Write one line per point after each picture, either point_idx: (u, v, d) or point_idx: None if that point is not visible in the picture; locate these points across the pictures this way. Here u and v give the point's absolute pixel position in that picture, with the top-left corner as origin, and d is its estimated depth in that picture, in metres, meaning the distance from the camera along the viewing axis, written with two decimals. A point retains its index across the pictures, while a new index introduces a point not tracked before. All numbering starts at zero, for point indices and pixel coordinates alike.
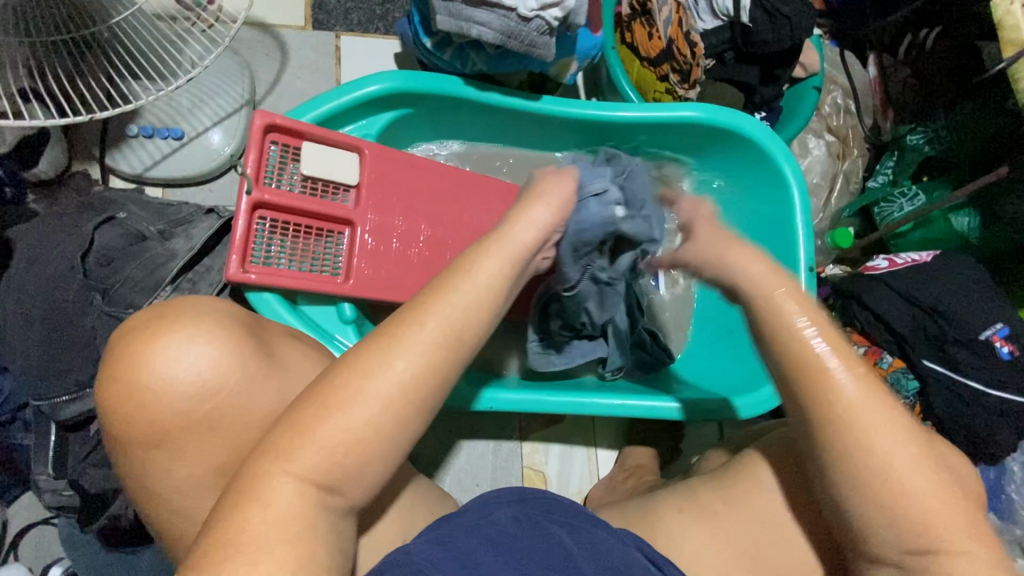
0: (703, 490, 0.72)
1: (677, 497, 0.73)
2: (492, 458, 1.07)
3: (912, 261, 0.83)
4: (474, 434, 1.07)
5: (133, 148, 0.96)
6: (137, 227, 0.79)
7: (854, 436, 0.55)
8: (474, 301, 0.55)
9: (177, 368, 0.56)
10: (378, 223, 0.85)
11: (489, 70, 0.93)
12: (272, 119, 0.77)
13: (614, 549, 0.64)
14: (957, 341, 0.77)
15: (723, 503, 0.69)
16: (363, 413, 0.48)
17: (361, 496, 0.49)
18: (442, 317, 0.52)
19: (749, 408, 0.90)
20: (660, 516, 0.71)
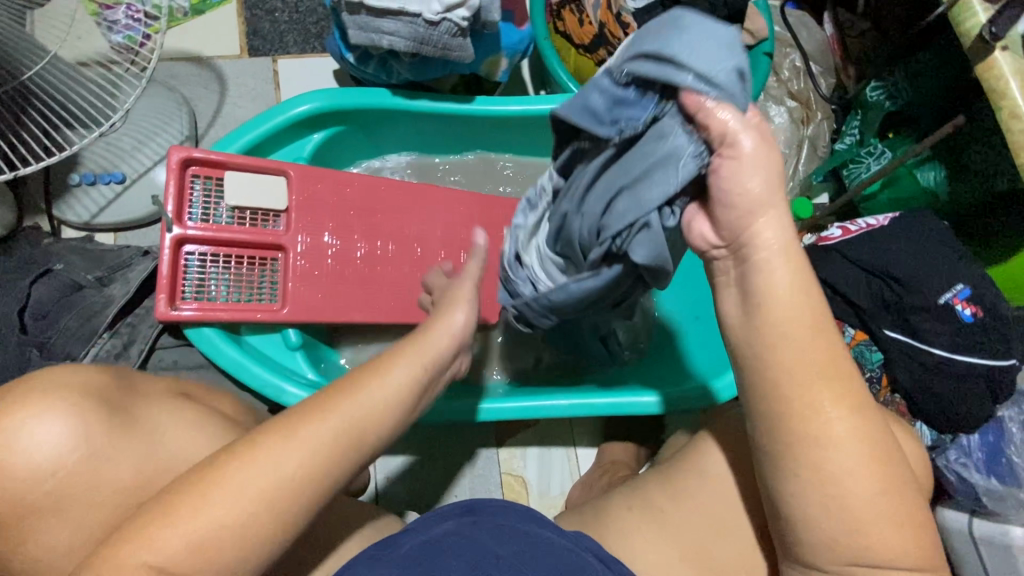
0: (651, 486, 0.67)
1: (626, 494, 0.69)
2: (469, 466, 1.04)
3: (870, 225, 0.79)
4: (448, 446, 1.04)
5: (78, 197, 0.98)
6: (73, 277, 0.80)
7: (806, 430, 0.48)
8: (372, 398, 0.53)
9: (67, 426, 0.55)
10: (310, 244, 0.84)
11: (416, 78, 0.91)
12: (189, 153, 0.78)
13: (563, 552, 0.59)
14: (917, 308, 0.73)
15: (669, 500, 0.65)
16: (263, 459, 0.47)
17: (260, 541, 0.47)
18: (345, 412, 0.52)
19: (725, 391, 0.86)
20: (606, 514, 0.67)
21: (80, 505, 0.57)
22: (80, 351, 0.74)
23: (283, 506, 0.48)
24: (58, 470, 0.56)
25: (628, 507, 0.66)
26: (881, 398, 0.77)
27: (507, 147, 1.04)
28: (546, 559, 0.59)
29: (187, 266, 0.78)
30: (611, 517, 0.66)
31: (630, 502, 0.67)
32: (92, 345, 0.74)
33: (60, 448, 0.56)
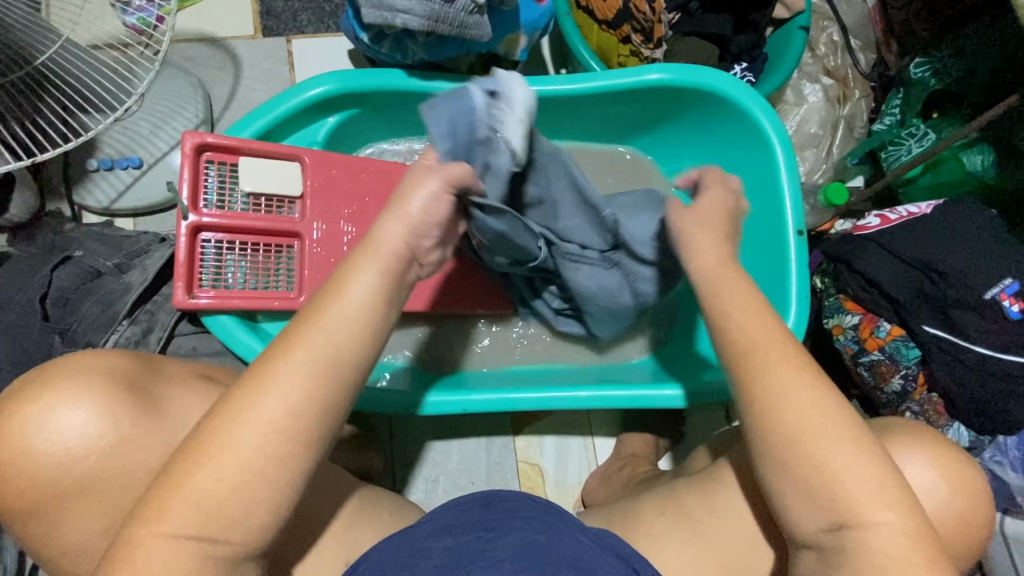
0: (684, 492, 0.68)
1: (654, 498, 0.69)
2: (485, 455, 1.04)
3: (909, 214, 0.75)
4: (465, 434, 1.04)
5: (96, 182, 0.98)
6: (92, 264, 0.80)
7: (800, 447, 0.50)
8: (361, 320, 0.51)
9: (63, 431, 0.56)
10: (326, 232, 0.83)
11: (431, 58, 0.88)
12: (202, 139, 0.77)
13: (583, 553, 0.58)
14: (959, 304, 0.69)
15: (706, 511, 0.66)
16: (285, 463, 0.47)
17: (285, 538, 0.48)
18: (313, 348, 0.49)
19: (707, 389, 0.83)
20: (638, 518, 0.67)
21: (90, 497, 0.56)
22: (100, 339, 0.74)
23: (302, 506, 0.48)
24: (84, 460, 0.56)
25: (659, 513, 0.67)
26: (916, 398, 0.73)
27: None
28: (564, 555, 0.57)
29: (204, 253, 0.78)
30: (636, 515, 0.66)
31: (663, 506, 0.68)
32: (112, 332, 0.74)
33: (83, 440, 0.56)
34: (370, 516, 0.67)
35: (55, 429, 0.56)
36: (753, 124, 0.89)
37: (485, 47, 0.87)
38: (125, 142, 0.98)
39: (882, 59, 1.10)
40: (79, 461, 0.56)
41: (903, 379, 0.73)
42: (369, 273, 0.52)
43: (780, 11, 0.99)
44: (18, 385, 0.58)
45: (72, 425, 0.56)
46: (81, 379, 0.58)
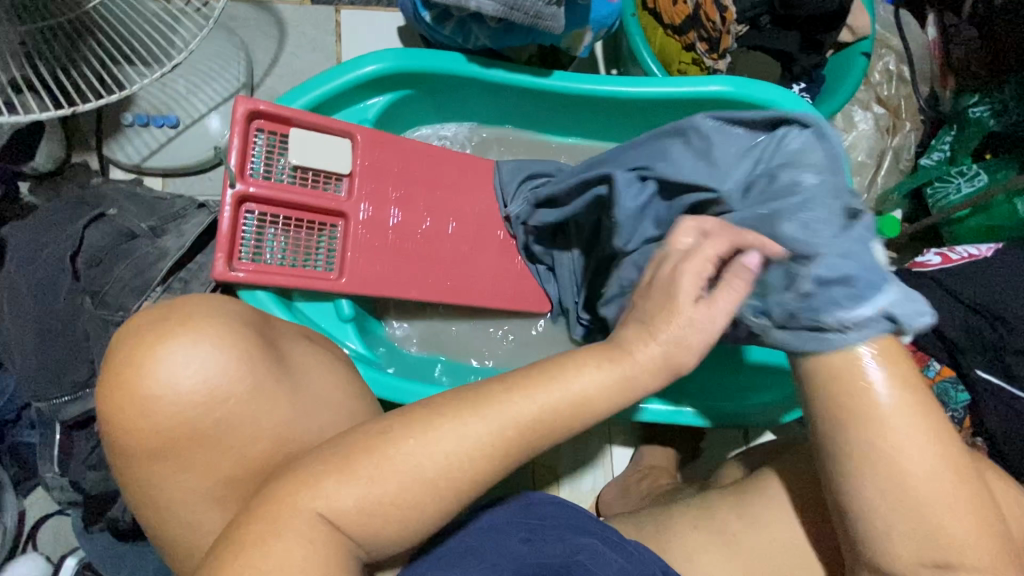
0: (715, 501, 0.67)
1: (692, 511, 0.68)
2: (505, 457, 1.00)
3: (969, 256, 0.74)
4: None
5: (130, 137, 0.94)
6: (126, 224, 0.77)
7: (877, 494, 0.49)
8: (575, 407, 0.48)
9: (175, 378, 0.50)
10: (371, 214, 0.80)
11: (493, 46, 0.85)
12: (255, 106, 0.74)
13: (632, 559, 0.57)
14: (1017, 351, 0.69)
15: (742, 526, 0.64)
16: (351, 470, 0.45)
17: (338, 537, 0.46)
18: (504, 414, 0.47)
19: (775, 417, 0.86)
20: (672, 530, 0.66)
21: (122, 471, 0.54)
22: (133, 304, 0.71)
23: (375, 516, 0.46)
24: (211, 411, 0.52)
25: (693, 526, 0.66)
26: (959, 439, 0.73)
27: (570, 129, 0.98)
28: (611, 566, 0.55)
29: (246, 225, 0.75)
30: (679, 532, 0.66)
31: (695, 519, 0.66)
32: (145, 298, 0.71)
33: (200, 389, 0.51)
34: None
35: (173, 372, 0.50)
36: None
37: (551, 40, 0.84)
38: (162, 99, 0.94)
39: (936, 93, 1.08)
40: (201, 411, 0.51)
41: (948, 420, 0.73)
42: (615, 369, 0.49)
43: (845, 34, 0.97)
44: (154, 319, 0.53)
45: (194, 369, 0.51)
46: (220, 330, 0.53)
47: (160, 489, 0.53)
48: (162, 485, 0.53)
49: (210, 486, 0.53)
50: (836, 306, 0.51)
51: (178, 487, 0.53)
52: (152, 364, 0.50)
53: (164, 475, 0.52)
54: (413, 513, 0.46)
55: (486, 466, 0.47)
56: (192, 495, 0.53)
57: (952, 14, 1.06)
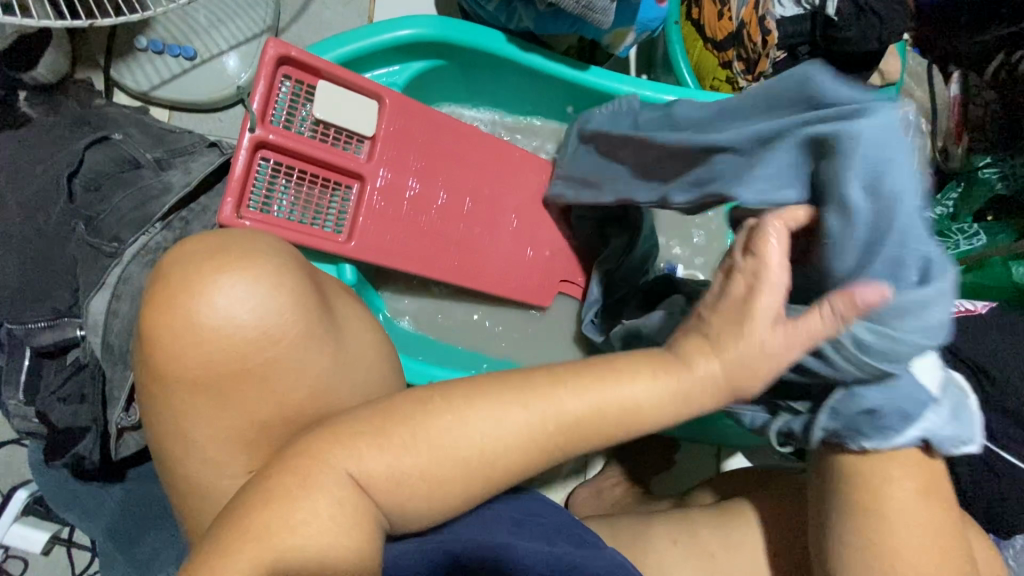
0: (704, 527, 0.69)
1: (672, 524, 0.70)
2: None
3: (964, 310, 0.78)
4: None
5: (141, 62, 0.90)
6: (131, 153, 0.73)
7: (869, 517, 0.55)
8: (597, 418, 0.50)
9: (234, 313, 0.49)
10: (389, 181, 0.78)
11: (536, 30, 0.83)
12: (286, 51, 0.70)
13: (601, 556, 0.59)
14: (996, 408, 0.71)
15: (721, 546, 0.67)
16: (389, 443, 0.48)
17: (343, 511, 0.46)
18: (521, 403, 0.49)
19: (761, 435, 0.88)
20: (651, 540, 0.69)
21: None
22: (128, 238, 0.67)
23: (385, 485, 0.48)
24: (263, 348, 0.50)
25: (676, 543, 0.68)
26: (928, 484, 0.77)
27: None
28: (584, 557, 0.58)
29: (259, 172, 0.72)
30: (657, 542, 0.68)
31: (677, 537, 0.69)
32: (142, 234, 0.67)
33: (252, 324, 0.50)
34: None
35: (230, 305, 0.49)
36: None
37: (594, 34, 0.82)
38: (180, 28, 0.90)
39: (947, 150, 1.07)
40: (253, 347, 0.50)
41: None
42: (645, 388, 0.49)
43: (876, 78, 0.98)
44: (214, 248, 0.51)
45: (254, 305, 0.49)
46: (287, 272, 0.52)
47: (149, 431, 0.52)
48: (156, 431, 0.52)
49: (198, 438, 0.51)
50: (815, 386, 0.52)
51: (164, 434, 0.51)
52: (211, 294, 0.49)
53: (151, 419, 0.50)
54: (425, 485, 0.49)
55: (490, 452, 0.49)
56: (180, 444, 0.52)
57: (976, 74, 1.07)
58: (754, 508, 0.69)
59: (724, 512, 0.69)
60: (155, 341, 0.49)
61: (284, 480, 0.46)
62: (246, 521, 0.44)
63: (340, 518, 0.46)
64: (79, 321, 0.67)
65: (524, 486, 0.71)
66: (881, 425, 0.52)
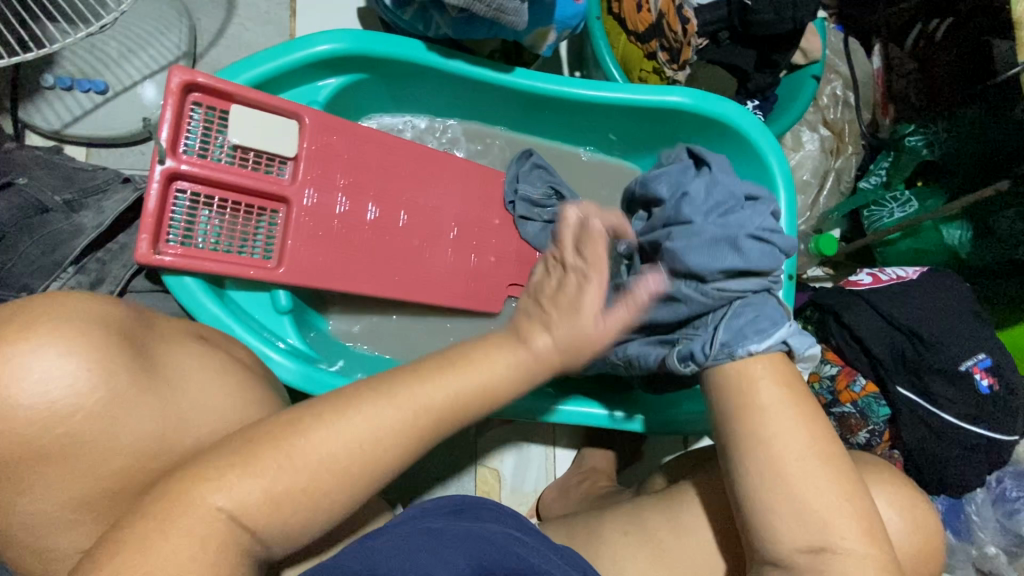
0: (652, 514, 0.69)
1: (625, 517, 0.70)
2: (525, 456, 1.03)
3: (897, 277, 0.79)
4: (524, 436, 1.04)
5: (48, 101, 0.86)
6: (36, 197, 0.69)
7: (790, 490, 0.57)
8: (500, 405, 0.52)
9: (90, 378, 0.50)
10: (317, 201, 0.77)
11: (455, 36, 0.82)
12: (192, 78, 0.68)
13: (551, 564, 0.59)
14: (936, 371, 0.72)
15: (674, 536, 0.67)
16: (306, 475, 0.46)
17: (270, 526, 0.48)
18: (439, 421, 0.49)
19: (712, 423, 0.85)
20: (605, 536, 0.69)
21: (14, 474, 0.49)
22: (39, 286, 0.65)
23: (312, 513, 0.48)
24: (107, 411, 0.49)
25: (625, 532, 0.68)
26: (878, 452, 0.76)
27: (530, 128, 0.97)
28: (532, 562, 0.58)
29: (176, 205, 0.70)
30: (613, 539, 0.68)
31: (625, 526, 0.69)
32: (54, 280, 0.65)
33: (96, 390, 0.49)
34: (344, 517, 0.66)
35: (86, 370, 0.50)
36: (762, 165, 0.89)
37: (514, 35, 0.82)
38: (89, 62, 0.87)
39: (876, 120, 1.12)
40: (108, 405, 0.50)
41: (869, 433, 0.76)
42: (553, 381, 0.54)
43: (798, 57, 0.99)
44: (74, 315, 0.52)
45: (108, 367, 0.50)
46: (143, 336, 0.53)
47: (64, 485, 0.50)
48: (80, 482, 0.50)
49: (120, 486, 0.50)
50: (745, 338, 0.61)
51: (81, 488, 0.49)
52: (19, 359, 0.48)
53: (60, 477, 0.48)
54: None
55: None
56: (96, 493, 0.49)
57: (897, 44, 1.08)
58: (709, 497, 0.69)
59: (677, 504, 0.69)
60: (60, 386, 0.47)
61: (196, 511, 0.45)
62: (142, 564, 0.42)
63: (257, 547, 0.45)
64: None
65: (472, 501, 0.69)
66: (752, 325, 0.62)
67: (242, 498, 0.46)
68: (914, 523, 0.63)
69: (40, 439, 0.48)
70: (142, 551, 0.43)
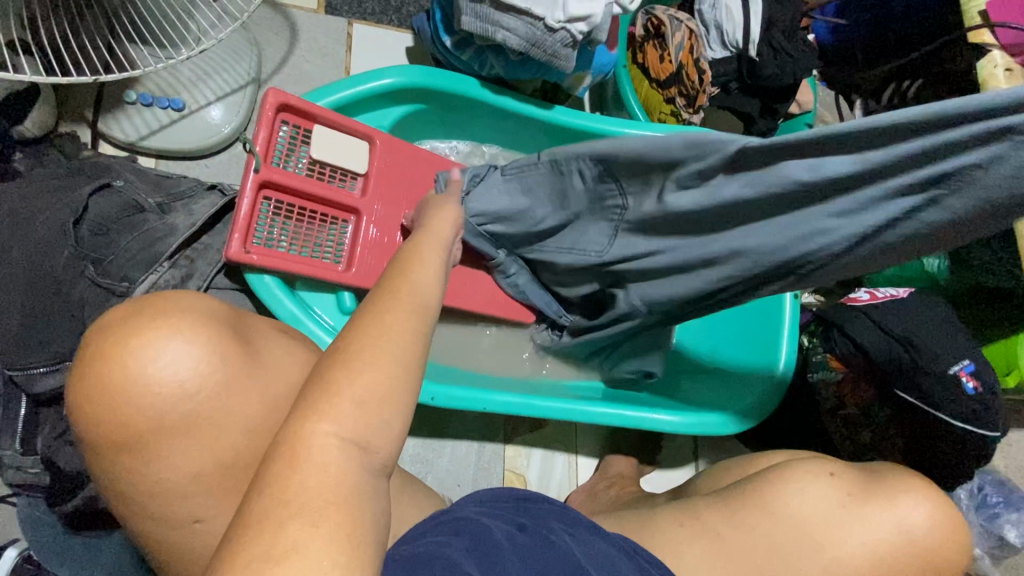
0: (707, 511, 0.75)
1: (677, 512, 0.76)
2: (550, 463, 1.09)
3: (891, 295, 0.90)
4: (549, 445, 1.10)
5: (128, 114, 0.93)
6: (134, 198, 0.76)
7: None
8: None
9: (172, 371, 0.53)
10: (382, 213, 0.85)
11: (506, 75, 0.93)
12: (285, 99, 0.77)
13: (615, 558, 0.64)
14: (929, 373, 0.81)
15: (727, 527, 0.72)
16: None
17: None
18: None
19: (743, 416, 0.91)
20: (660, 528, 0.74)
21: (140, 446, 0.53)
22: (138, 277, 0.71)
23: None
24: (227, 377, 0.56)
25: (680, 524, 0.74)
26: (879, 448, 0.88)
27: None
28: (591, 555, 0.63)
29: (261, 211, 0.77)
30: (668, 530, 0.73)
31: (681, 519, 0.75)
32: (152, 272, 0.71)
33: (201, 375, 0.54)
34: (407, 501, 0.72)
35: (187, 358, 0.54)
36: None
37: (558, 77, 0.93)
38: (168, 82, 0.95)
39: None
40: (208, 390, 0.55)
41: None
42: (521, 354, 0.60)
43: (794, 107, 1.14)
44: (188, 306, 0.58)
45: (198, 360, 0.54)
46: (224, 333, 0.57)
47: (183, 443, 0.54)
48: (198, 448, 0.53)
49: None
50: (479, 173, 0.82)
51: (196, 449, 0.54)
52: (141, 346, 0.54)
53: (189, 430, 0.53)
54: None
55: None
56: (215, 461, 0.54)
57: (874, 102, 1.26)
58: (756, 495, 0.74)
59: (730, 505, 0.74)
60: (207, 357, 0.55)
61: (317, 452, 0.42)
62: None
63: None
64: None
65: (558, 505, 0.71)
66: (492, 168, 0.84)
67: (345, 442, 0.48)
68: (936, 511, 0.70)
69: (174, 397, 0.53)
70: (285, 485, 0.40)
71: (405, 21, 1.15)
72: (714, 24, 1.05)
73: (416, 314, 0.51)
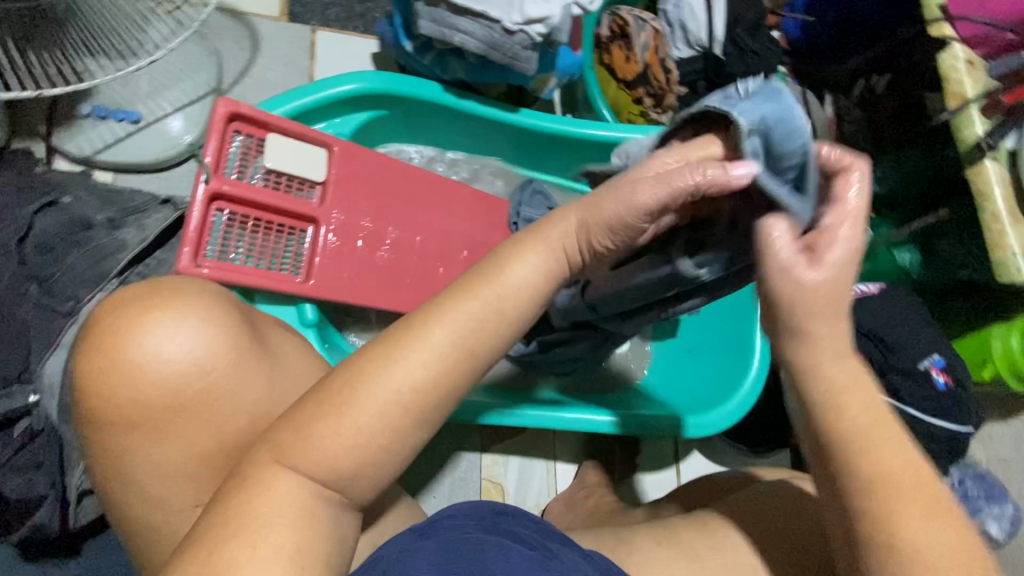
0: (685, 530, 0.72)
1: (654, 530, 0.73)
2: (528, 470, 1.08)
3: (861, 292, 0.89)
4: (528, 452, 1.08)
5: (84, 128, 0.92)
6: (83, 214, 0.74)
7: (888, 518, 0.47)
8: None
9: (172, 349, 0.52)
10: (342, 222, 0.83)
11: (468, 79, 0.92)
12: (236, 108, 0.75)
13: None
14: (898, 370, 0.83)
15: (706, 547, 0.69)
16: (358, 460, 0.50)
17: (342, 513, 0.51)
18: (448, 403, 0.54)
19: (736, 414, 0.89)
20: (636, 543, 0.71)
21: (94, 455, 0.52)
22: (85, 296, 0.69)
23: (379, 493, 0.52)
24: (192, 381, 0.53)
25: (658, 543, 0.70)
26: None
27: (530, 161, 1.07)
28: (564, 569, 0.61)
29: (214, 223, 0.75)
30: (645, 548, 0.70)
31: (659, 537, 0.71)
32: (99, 290, 0.69)
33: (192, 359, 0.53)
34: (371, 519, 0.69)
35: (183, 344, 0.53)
36: None
37: (521, 80, 0.92)
38: (124, 94, 0.93)
39: None
40: (183, 381, 0.52)
41: None
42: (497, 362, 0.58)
43: None
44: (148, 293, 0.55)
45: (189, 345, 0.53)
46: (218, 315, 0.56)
47: (126, 463, 0.53)
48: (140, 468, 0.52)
49: (181, 470, 0.53)
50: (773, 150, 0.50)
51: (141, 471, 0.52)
52: (164, 316, 0.53)
53: (133, 448, 0.52)
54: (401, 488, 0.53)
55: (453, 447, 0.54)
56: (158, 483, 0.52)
57: (844, 96, 1.23)
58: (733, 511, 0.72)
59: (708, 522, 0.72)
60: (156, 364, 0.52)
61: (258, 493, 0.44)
62: (219, 540, 0.44)
63: (314, 528, 0.47)
64: (31, 387, 0.65)
65: (535, 517, 0.69)
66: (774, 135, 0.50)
67: (305, 470, 0.47)
68: None
69: (148, 399, 0.52)
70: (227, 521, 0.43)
71: (370, 27, 1.13)
72: (679, 23, 1.05)
73: (460, 347, 0.51)
